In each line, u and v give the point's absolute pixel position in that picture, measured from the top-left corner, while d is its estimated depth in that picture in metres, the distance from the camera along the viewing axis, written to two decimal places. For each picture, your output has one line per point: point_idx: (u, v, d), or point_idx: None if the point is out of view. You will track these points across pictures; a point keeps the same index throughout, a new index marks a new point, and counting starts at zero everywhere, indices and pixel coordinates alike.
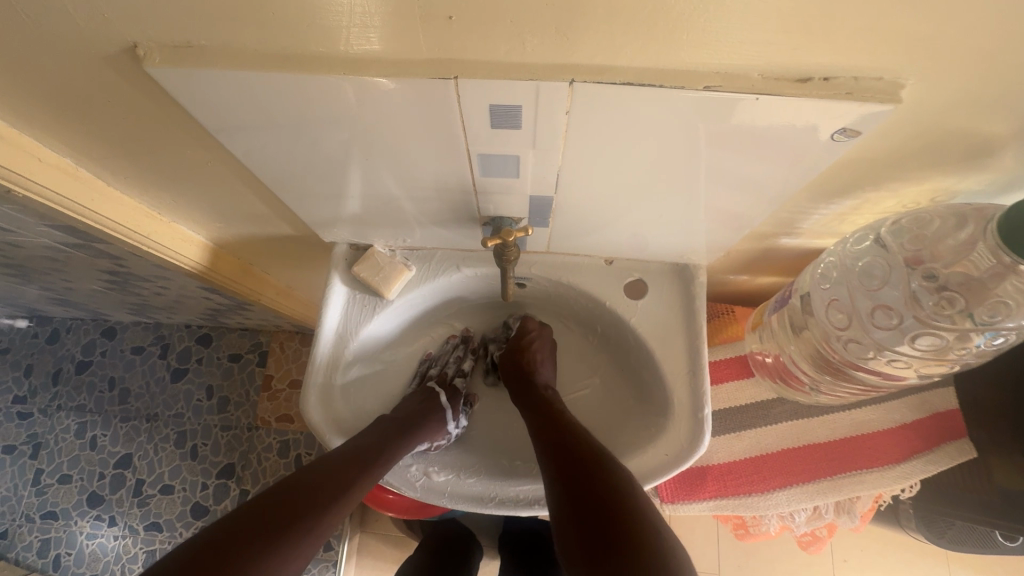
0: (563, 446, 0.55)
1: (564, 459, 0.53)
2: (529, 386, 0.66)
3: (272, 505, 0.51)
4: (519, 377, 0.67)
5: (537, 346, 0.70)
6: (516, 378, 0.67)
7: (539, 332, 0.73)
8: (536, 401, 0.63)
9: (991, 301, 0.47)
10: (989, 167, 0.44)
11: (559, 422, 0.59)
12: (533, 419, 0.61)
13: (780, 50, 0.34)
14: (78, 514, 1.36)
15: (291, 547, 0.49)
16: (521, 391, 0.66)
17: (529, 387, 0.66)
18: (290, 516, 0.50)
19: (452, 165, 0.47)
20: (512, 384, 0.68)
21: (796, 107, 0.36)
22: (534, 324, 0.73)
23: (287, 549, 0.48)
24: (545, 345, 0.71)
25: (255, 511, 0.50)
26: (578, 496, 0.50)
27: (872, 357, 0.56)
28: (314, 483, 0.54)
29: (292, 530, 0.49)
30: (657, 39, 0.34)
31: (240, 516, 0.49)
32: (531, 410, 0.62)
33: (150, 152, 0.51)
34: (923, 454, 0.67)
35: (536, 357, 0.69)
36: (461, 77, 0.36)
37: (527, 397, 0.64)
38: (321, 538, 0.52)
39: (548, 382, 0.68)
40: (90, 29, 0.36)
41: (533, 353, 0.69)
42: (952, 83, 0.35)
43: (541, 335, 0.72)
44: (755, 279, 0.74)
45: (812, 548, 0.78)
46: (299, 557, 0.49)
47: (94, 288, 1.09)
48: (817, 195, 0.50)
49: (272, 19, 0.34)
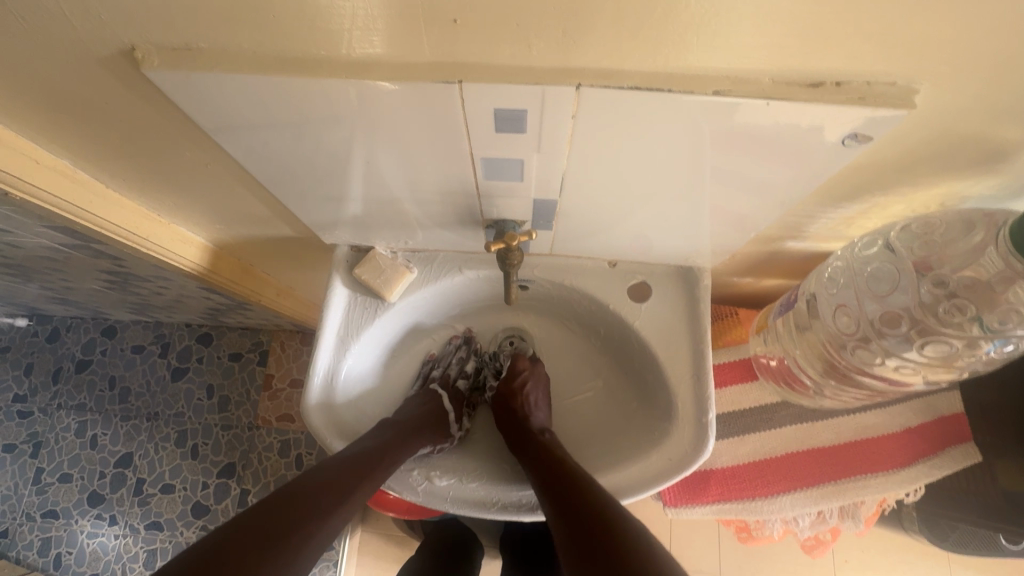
0: (563, 491, 0.55)
1: (566, 504, 0.53)
2: (523, 427, 0.65)
3: (274, 511, 0.50)
4: (512, 420, 0.66)
5: (530, 388, 0.68)
6: (509, 420, 0.67)
7: (532, 371, 0.71)
8: (531, 442, 0.63)
9: (1003, 309, 0.46)
10: (1000, 172, 0.43)
11: (557, 465, 0.58)
12: (530, 463, 0.60)
13: (791, 55, 0.33)
14: (78, 513, 1.36)
15: (294, 553, 0.48)
16: (518, 437, 0.65)
17: (523, 428, 0.65)
18: (293, 523, 0.50)
19: (454, 169, 0.47)
20: (506, 427, 0.67)
21: (807, 112, 0.36)
22: (526, 363, 0.72)
23: (289, 554, 0.48)
24: (538, 387, 0.69)
25: (261, 512, 0.50)
26: (584, 543, 0.50)
27: (880, 363, 0.55)
28: (316, 489, 0.53)
29: (294, 536, 0.49)
30: (666, 43, 0.33)
31: (248, 518, 0.49)
32: (528, 453, 0.62)
33: (150, 154, 0.50)
34: (929, 458, 0.67)
35: (528, 399, 0.68)
36: (465, 81, 0.36)
37: (522, 439, 0.64)
38: (321, 545, 0.51)
39: (544, 424, 0.67)
40: (87, 32, 0.36)
41: (524, 396, 0.67)
42: (966, 88, 0.35)
43: (534, 376, 0.70)
44: (759, 282, 0.74)
45: (815, 552, 0.78)
46: (299, 563, 0.49)
47: (94, 287, 1.08)
48: (824, 200, 0.49)
49: (273, 22, 0.34)
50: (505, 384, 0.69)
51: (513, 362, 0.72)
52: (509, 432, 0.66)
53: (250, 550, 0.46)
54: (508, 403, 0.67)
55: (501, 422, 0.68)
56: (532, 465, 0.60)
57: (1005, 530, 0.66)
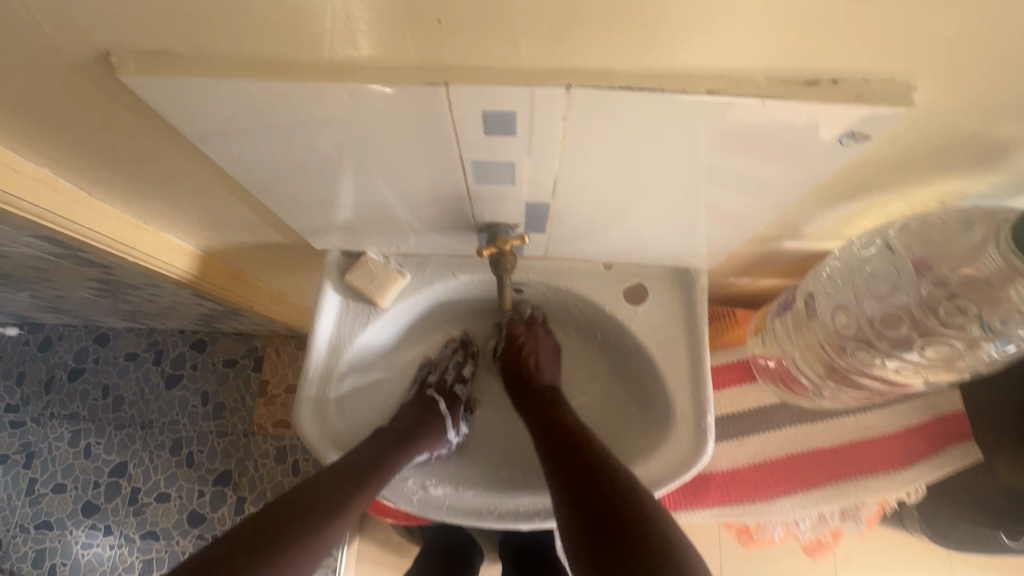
0: (581, 479, 0.50)
1: (584, 490, 0.49)
2: (539, 401, 0.63)
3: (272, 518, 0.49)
4: (522, 386, 0.66)
5: (528, 354, 0.68)
6: (529, 398, 0.64)
7: (530, 334, 0.70)
8: (550, 420, 0.59)
9: (1007, 309, 0.45)
10: (999, 170, 0.42)
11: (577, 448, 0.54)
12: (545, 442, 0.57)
13: (785, 53, 0.32)
14: (73, 523, 1.34)
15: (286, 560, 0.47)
16: (523, 390, 0.66)
17: (533, 395, 0.64)
18: (283, 529, 0.49)
19: (444, 172, 0.46)
20: (517, 391, 0.67)
21: (804, 111, 0.35)
22: (523, 326, 0.70)
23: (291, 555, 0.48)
24: (539, 347, 0.69)
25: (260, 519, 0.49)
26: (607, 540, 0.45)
27: (879, 364, 0.54)
28: (313, 496, 0.52)
29: (296, 537, 0.49)
30: (657, 44, 0.32)
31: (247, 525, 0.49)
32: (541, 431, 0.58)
33: (131, 161, 0.49)
34: (929, 457, 0.66)
35: (533, 363, 0.68)
36: (451, 83, 0.35)
37: (540, 420, 0.60)
38: (321, 549, 0.50)
39: (553, 382, 0.67)
40: (60, 37, 0.35)
41: (528, 361, 0.67)
42: (965, 85, 0.34)
43: (534, 339, 0.69)
44: (757, 282, 0.73)
45: (818, 554, 0.77)
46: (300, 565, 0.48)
47: (84, 295, 1.07)
48: (822, 199, 0.49)
49: (253, 26, 0.33)
50: (508, 352, 0.69)
51: (509, 327, 0.70)
52: (526, 409, 0.64)
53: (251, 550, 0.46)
54: (514, 365, 0.68)
55: (511, 386, 0.68)
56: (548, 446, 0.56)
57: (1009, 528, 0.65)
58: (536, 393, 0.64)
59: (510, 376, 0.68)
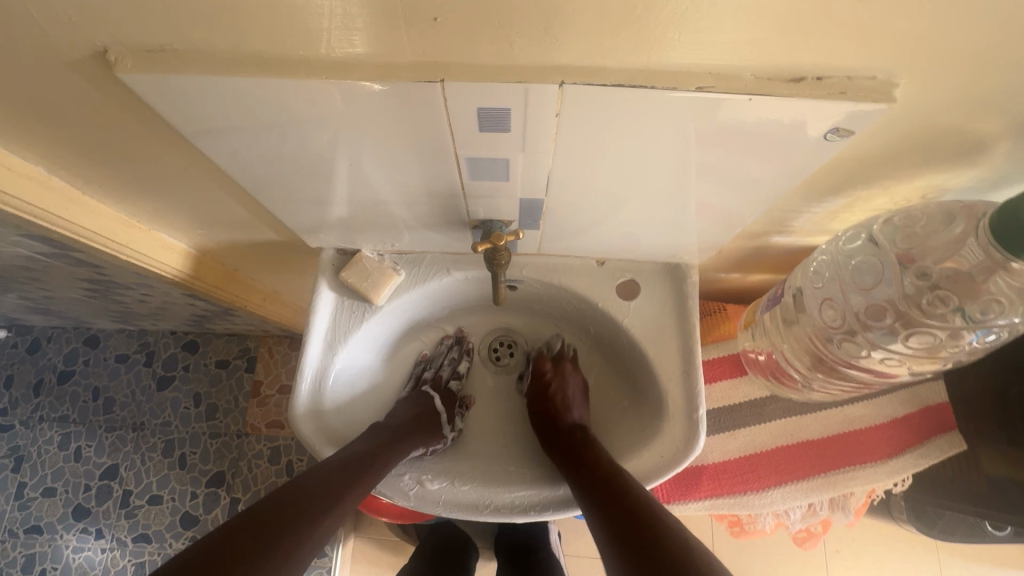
0: (633, 540, 0.47)
1: (627, 532, 0.48)
2: (567, 441, 0.62)
3: (266, 512, 0.49)
4: (550, 427, 0.65)
5: (556, 391, 0.67)
6: (557, 438, 0.63)
7: (556, 372, 0.70)
8: (581, 459, 0.58)
9: (985, 299, 0.47)
10: (979, 164, 0.44)
11: (623, 502, 0.50)
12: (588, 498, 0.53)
13: (771, 51, 0.33)
14: (63, 527, 1.33)
15: (285, 554, 0.47)
16: (551, 431, 0.64)
17: (561, 435, 0.63)
18: (283, 526, 0.49)
19: (439, 169, 0.46)
20: (545, 432, 0.65)
21: (790, 107, 0.36)
22: (550, 363, 0.71)
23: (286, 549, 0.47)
24: (567, 385, 0.68)
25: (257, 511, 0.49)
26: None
27: (865, 355, 0.56)
28: (308, 490, 0.53)
29: (291, 532, 0.49)
30: (647, 41, 0.33)
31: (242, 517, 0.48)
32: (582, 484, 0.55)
33: (126, 158, 0.49)
34: (914, 448, 0.68)
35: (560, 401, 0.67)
36: (447, 80, 0.35)
37: (571, 461, 0.59)
38: (314, 546, 0.50)
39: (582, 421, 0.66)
40: (56, 33, 0.35)
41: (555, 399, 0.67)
42: (944, 82, 0.35)
43: (560, 377, 0.69)
44: (747, 277, 0.74)
45: (808, 545, 0.79)
46: (294, 561, 0.48)
47: (74, 296, 1.06)
48: (809, 194, 0.50)
49: (250, 22, 0.33)
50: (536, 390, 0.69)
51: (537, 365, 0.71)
52: (555, 451, 0.62)
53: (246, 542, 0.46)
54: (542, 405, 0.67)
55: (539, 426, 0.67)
56: (592, 500, 0.53)
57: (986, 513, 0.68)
58: (564, 432, 0.63)
59: (539, 416, 0.67)
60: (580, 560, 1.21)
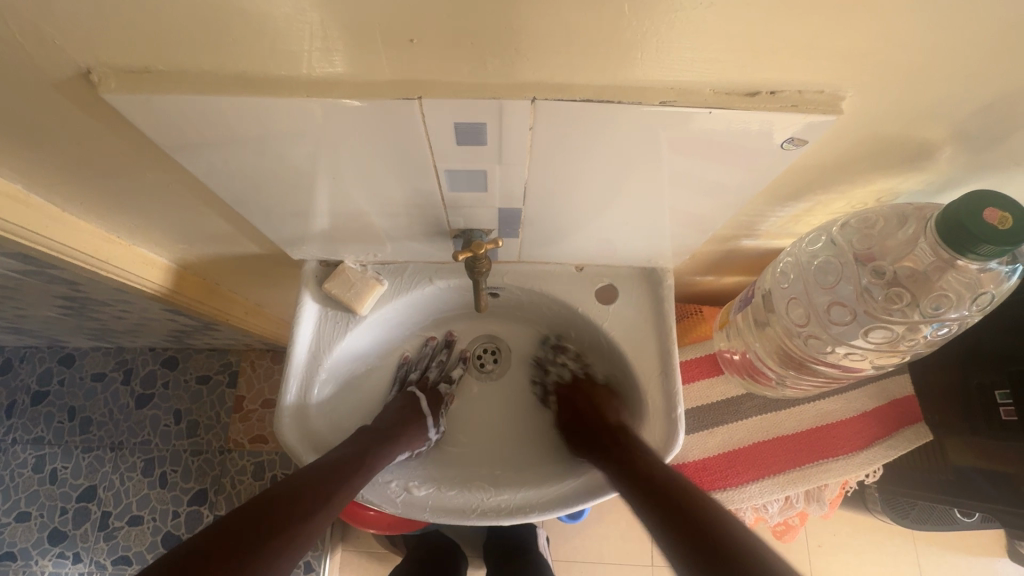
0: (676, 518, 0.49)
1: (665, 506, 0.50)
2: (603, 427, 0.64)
3: (254, 511, 0.50)
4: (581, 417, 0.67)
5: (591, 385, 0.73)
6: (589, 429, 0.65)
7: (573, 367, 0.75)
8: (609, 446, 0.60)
9: (935, 294, 0.50)
10: (927, 170, 0.47)
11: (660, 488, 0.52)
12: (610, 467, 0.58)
13: (729, 68, 0.36)
14: (38, 553, 1.29)
15: (276, 554, 0.48)
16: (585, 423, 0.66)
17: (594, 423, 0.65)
18: (281, 530, 0.49)
19: (420, 181, 0.48)
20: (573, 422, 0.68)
21: (747, 118, 0.38)
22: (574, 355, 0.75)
23: (274, 547, 0.48)
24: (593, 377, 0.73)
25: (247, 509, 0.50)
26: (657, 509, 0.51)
27: (830, 351, 0.59)
28: (299, 490, 0.53)
29: (280, 531, 0.49)
30: (614, 61, 0.35)
31: (233, 514, 0.50)
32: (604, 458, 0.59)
33: (107, 176, 0.50)
34: (883, 439, 0.71)
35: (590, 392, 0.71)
36: (425, 97, 0.37)
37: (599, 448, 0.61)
38: (304, 545, 0.51)
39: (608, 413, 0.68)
40: (39, 56, 0.35)
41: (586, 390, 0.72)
42: (886, 94, 0.38)
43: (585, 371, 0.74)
44: (720, 280, 0.77)
45: (786, 537, 0.81)
46: (286, 559, 0.49)
47: (49, 314, 1.04)
48: (773, 199, 0.52)
49: (233, 45, 0.34)
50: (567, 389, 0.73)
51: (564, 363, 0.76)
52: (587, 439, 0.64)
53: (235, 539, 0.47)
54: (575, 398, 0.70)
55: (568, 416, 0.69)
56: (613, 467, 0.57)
57: (967, 505, 0.73)
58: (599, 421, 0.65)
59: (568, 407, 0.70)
60: (568, 564, 1.22)
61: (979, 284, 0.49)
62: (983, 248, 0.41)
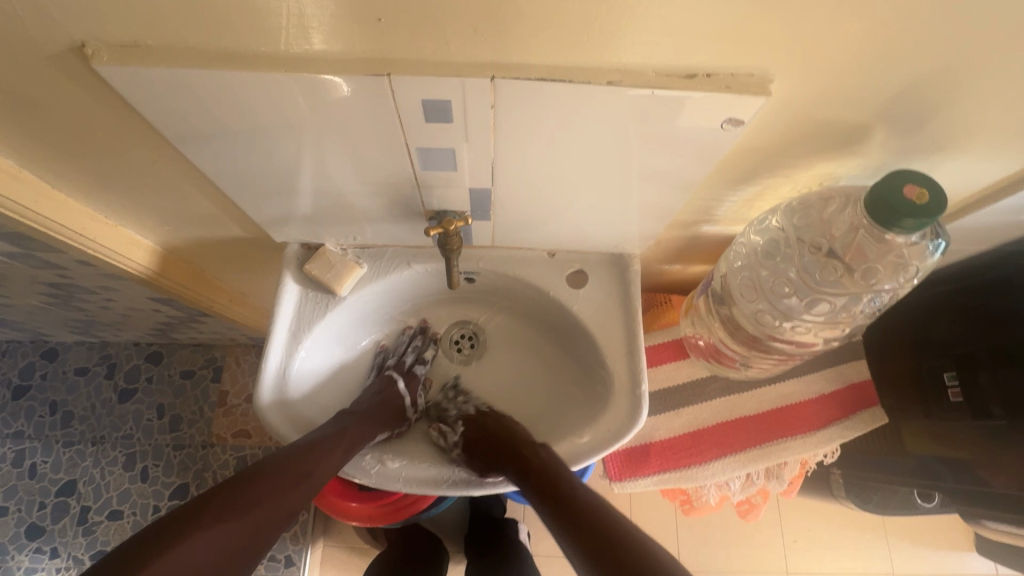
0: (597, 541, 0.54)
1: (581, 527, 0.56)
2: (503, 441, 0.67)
3: (235, 484, 0.52)
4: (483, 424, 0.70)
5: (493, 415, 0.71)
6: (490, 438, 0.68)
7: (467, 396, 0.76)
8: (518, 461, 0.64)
9: (867, 268, 0.55)
10: (861, 154, 0.51)
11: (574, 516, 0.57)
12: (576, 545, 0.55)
13: (669, 51, 0.39)
14: (15, 548, 1.28)
15: (255, 522, 0.51)
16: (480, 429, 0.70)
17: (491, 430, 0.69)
18: (255, 504, 0.51)
19: (392, 162, 0.51)
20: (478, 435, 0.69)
21: (687, 98, 0.42)
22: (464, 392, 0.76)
23: (255, 515, 0.51)
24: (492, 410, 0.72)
25: (230, 479, 0.53)
26: None
27: (782, 327, 0.63)
28: (284, 462, 0.56)
29: (258, 503, 0.52)
30: (564, 41, 0.39)
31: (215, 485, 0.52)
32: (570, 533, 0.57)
33: (96, 153, 0.52)
34: (841, 420, 0.75)
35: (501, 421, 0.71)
36: (394, 74, 0.40)
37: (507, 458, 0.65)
38: (283, 519, 0.54)
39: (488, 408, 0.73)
40: (36, 30, 0.38)
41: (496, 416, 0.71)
42: (812, 77, 0.42)
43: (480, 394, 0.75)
44: (687, 268, 0.80)
45: (750, 516, 0.85)
46: (265, 537, 0.51)
47: (34, 303, 1.05)
48: (724, 183, 0.56)
49: (212, 19, 0.37)
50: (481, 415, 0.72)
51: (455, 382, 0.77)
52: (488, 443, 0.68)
53: (219, 507, 0.49)
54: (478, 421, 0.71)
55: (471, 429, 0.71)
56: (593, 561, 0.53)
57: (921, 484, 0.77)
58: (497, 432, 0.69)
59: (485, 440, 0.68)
60: (548, 558, 1.23)
61: (908, 259, 0.54)
62: (905, 222, 0.45)
